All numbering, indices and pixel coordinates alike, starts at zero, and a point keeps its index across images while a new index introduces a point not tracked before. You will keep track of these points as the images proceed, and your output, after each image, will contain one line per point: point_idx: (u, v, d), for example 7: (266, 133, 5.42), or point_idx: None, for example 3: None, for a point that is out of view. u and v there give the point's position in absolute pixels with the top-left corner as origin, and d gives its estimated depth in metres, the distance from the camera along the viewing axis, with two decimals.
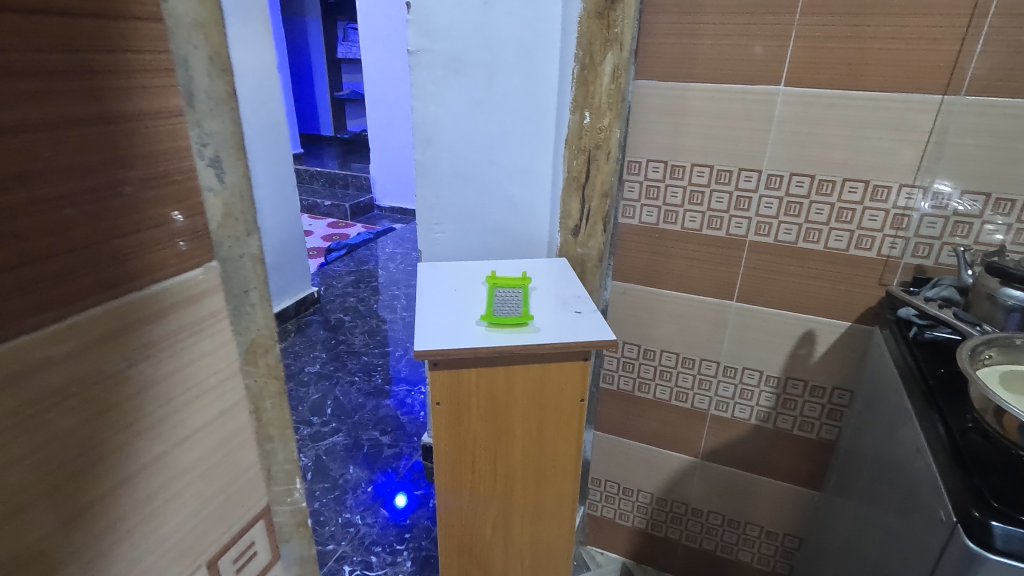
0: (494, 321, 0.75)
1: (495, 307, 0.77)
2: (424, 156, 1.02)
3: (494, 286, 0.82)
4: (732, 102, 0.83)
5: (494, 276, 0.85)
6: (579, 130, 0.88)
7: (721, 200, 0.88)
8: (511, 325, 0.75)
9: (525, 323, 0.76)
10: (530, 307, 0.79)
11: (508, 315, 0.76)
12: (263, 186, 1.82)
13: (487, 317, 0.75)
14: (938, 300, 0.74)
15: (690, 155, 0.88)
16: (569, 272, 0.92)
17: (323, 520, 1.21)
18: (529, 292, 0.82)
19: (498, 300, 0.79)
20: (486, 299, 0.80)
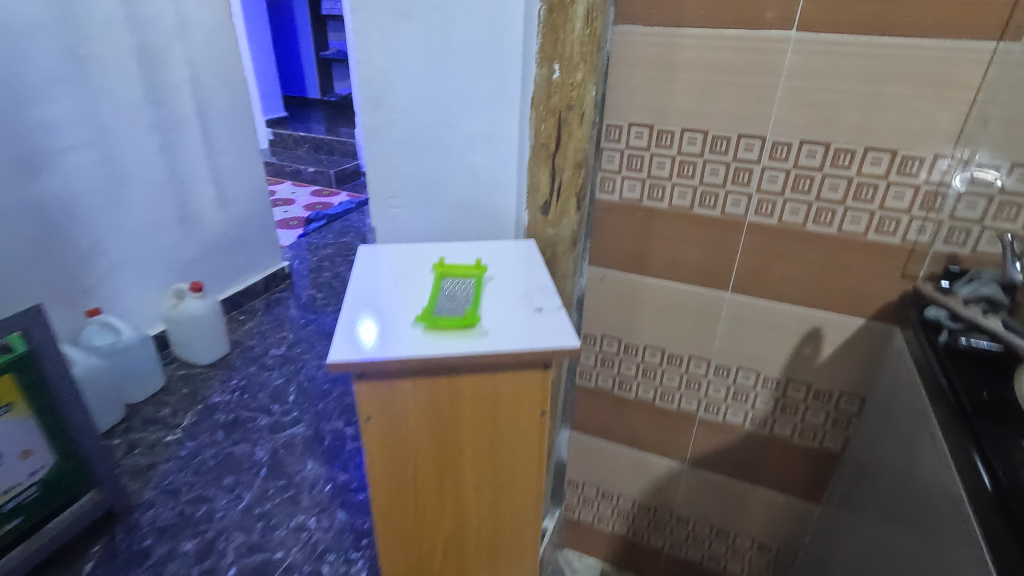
0: (430, 324, 0.61)
1: (437, 309, 0.63)
2: (372, 119, 0.86)
3: (441, 281, 0.69)
4: (731, 52, 0.67)
5: (443, 267, 0.72)
6: (547, 87, 0.73)
7: (716, 172, 0.73)
8: (453, 330, 0.61)
9: (475, 330, 0.61)
10: (482, 307, 0.65)
11: (452, 316, 0.62)
12: (223, 153, 1.66)
13: (424, 319, 0.61)
14: (980, 301, 0.61)
15: (680, 118, 0.73)
16: (539, 262, 0.79)
17: (274, 523, 1.11)
18: (484, 287, 0.69)
19: (442, 300, 0.65)
20: (428, 297, 0.66)
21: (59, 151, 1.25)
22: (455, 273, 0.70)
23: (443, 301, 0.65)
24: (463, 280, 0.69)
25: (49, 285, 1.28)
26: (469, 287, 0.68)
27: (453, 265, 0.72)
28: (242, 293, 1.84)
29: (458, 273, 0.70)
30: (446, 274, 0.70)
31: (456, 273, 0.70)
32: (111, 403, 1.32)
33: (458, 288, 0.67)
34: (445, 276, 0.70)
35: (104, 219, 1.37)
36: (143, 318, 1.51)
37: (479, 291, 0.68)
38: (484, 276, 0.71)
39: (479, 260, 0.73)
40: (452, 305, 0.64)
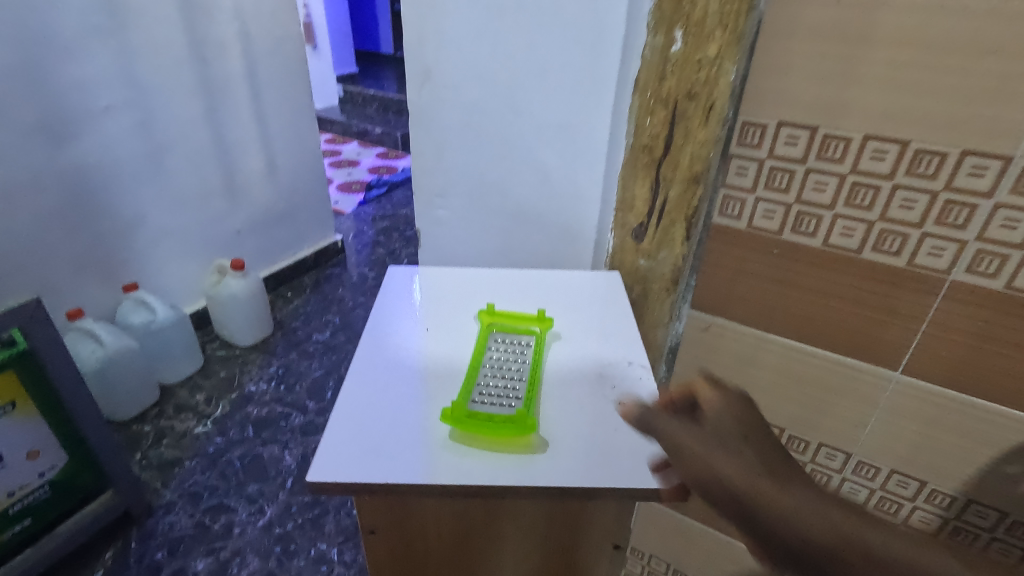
0: (464, 426, 0.42)
1: (478, 399, 0.45)
2: (421, 96, 0.69)
3: (486, 348, 0.51)
4: (978, 17, 0.40)
5: (489, 326, 0.54)
6: (662, 64, 0.51)
7: (911, 205, 0.48)
8: (500, 438, 0.42)
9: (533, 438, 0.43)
10: (539, 396, 0.47)
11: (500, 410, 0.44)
12: (273, 116, 1.52)
13: (457, 416, 0.43)
14: None
15: (864, 120, 0.47)
16: (626, 314, 0.58)
17: (293, 550, 0.99)
18: (545, 362, 0.51)
19: (485, 382, 0.47)
20: (467, 373, 0.48)
21: (92, 113, 1.14)
22: (505, 338, 0.53)
23: (487, 385, 0.47)
24: (515, 349, 0.51)
25: (83, 258, 1.20)
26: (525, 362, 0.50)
27: (502, 323, 0.55)
28: (291, 269, 1.73)
29: (508, 338, 0.53)
30: (494, 338, 0.53)
31: (506, 337, 0.53)
32: (143, 386, 1.25)
33: (508, 364, 0.49)
34: (491, 342, 0.52)
35: (143, 187, 1.27)
36: (185, 293, 1.43)
37: (539, 369, 0.50)
38: (545, 344, 0.53)
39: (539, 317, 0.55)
40: (502, 394, 0.46)
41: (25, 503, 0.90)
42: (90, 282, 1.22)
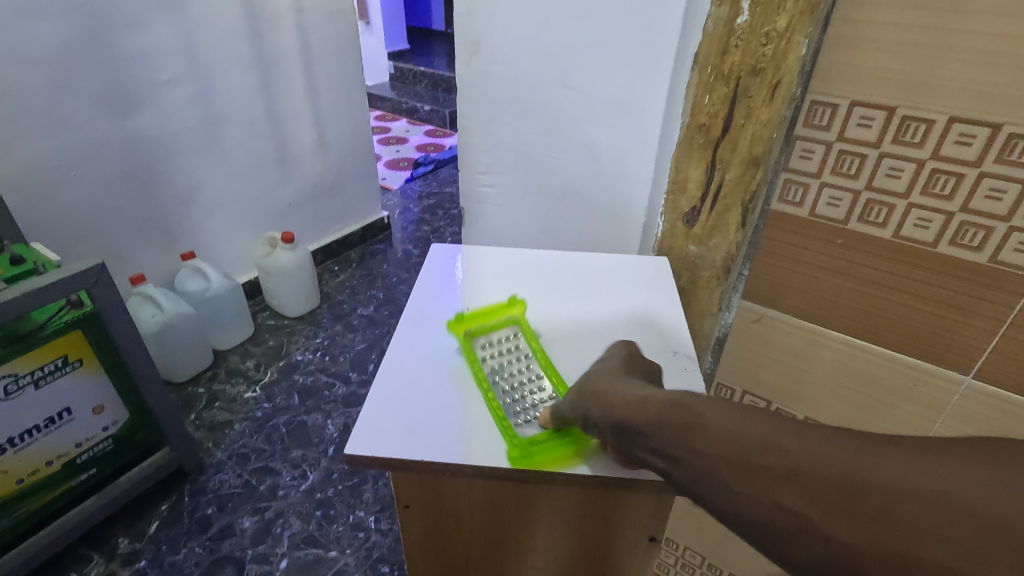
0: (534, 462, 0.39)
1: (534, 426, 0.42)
2: (469, 69, 0.67)
3: (484, 369, 0.46)
4: None
5: (466, 342, 0.49)
6: (726, 38, 0.47)
7: (998, 195, 0.44)
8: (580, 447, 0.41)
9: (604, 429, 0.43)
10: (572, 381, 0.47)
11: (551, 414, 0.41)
12: (325, 91, 1.54)
13: (523, 452, 0.39)
14: None
15: (951, 100, 0.43)
16: (672, 304, 0.56)
17: (332, 515, 1.03)
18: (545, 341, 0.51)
19: (518, 404, 0.44)
20: (491, 402, 0.43)
21: (155, 85, 1.18)
22: (487, 346, 0.49)
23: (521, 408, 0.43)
24: (506, 350, 0.48)
25: (144, 226, 1.25)
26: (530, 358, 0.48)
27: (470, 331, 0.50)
28: (338, 243, 1.77)
29: (492, 343, 0.49)
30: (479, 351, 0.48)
31: (488, 343, 0.49)
32: (198, 350, 1.30)
33: (516, 372, 0.47)
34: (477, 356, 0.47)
35: (201, 158, 1.31)
36: (237, 262, 1.48)
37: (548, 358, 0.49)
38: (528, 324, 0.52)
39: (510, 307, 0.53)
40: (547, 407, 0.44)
41: (90, 453, 0.96)
42: (150, 248, 1.28)
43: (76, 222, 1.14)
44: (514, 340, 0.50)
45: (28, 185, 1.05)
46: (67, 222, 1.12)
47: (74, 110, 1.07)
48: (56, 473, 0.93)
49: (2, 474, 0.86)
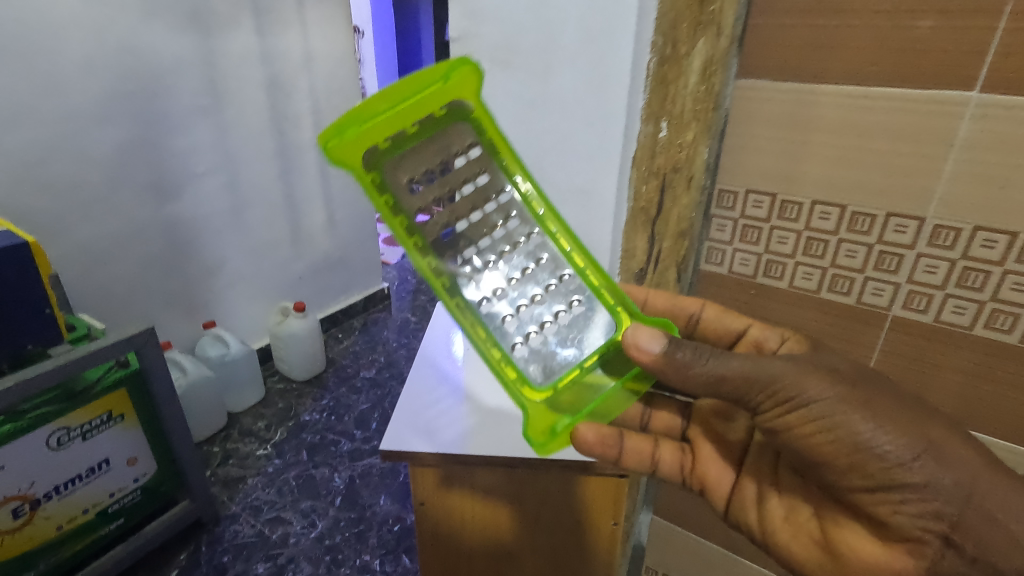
0: (553, 441, 0.50)
1: (527, 316, 0.51)
2: None
3: (445, 254, 0.47)
4: (885, 114, 0.55)
5: (390, 204, 0.43)
6: (652, 146, 0.64)
7: (853, 255, 0.61)
8: (602, 340, 0.53)
9: (611, 297, 0.53)
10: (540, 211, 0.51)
11: (649, 361, 0.48)
12: (335, 178, 1.74)
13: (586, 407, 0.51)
14: None
15: (812, 187, 0.61)
16: (684, 306, 0.67)
17: (340, 559, 1.11)
18: (503, 136, 0.47)
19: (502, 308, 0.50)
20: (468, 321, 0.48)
21: (191, 176, 1.36)
22: (429, 198, 0.45)
23: (506, 291, 0.50)
24: (456, 201, 0.46)
25: (171, 298, 1.40)
26: (485, 194, 0.48)
27: (384, 174, 0.43)
28: (342, 312, 1.92)
29: (434, 189, 0.45)
30: (420, 217, 0.45)
31: (426, 189, 0.44)
32: (215, 411, 1.42)
33: (476, 232, 0.48)
34: (423, 230, 0.45)
35: (226, 238, 1.48)
36: (251, 330, 1.62)
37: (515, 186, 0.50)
38: (468, 113, 0.45)
39: (439, 101, 0.42)
40: (531, 282, 0.51)
41: (120, 503, 1.05)
42: (176, 318, 1.42)
43: (115, 295, 1.29)
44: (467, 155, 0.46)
45: (79, 263, 1.21)
46: (106, 294, 1.27)
47: (123, 199, 1.25)
48: (90, 521, 1.02)
49: (45, 521, 0.95)
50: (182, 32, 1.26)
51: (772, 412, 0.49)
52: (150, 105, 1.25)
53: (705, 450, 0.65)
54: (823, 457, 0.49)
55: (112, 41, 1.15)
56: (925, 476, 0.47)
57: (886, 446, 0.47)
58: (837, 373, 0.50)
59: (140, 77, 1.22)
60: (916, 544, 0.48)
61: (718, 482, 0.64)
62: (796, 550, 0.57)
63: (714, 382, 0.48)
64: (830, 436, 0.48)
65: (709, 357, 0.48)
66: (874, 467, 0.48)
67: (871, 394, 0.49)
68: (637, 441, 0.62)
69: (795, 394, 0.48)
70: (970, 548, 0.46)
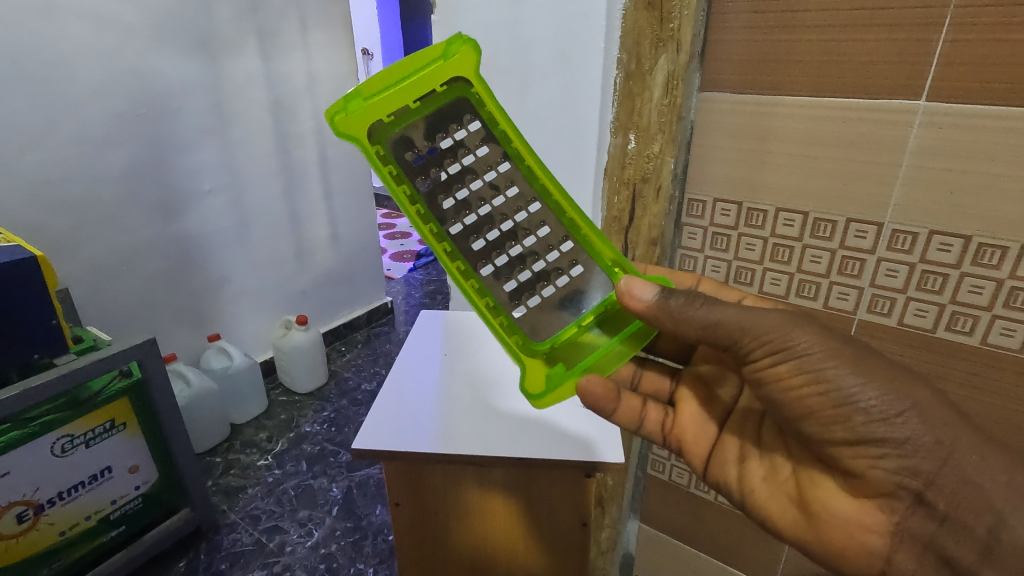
0: (548, 394, 0.52)
1: (531, 282, 0.52)
2: None
3: (447, 223, 0.48)
4: (840, 123, 0.58)
5: (393, 173, 0.46)
6: (622, 157, 0.67)
7: (818, 260, 0.64)
8: (600, 299, 0.54)
9: (608, 256, 0.54)
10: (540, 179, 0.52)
11: (641, 309, 0.48)
12: (338, 195, 1.79)
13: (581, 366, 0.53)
14: None
15: (774, 195, 0.64)
16: (679, 282, 0.66)
17: (335, 567, 1.13)
18: (501, 108, 0.48)
19: (502, 273, 0.51)
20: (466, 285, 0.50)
21: (199, 194, 1.42)
22: (430, 169, 0.48)
23: (507, 256, 0.51)
24: (455, 172, 0.48)
25: (179, 311, 1.44)
26: (485, 164, 0.49)
27: (389, 147, 0.47)
28: (345, 325, 1.95)
29: (434, 161, 0.48)
30: (422, 186, 0.48)
31: (427, 160, 0.47)
32: (217, 422, 1.45)
33: (477, 202, 0.50)
34: (426, 199, 0.48)
35: (232, 254, 1.53)
36: (256, 343, 1.66)
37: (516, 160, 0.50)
38: (466, 89, 0.48)
39: (439, 78, 0.46)
40: (534, 250, 0.52)
41: (122, 510, 1.08)
42: (182, 331, 1.47)
43: (122, 310, 1.33)
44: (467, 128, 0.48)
45: (89, 278, 1.25)
46: (116, 308, 1.32)
47: (132, 217, 1.30)
48: (92, 527, 1.05)
49: (49, 526, 0.98)
50: (191, 58, 1.33)
51: (761, 358, 0.47)
52: (159, 126, 1.30)
53: (688, 411, 0.61)
54: (809, 410, 0.47)
55: (124, 67, 1.22)
56: (909, 432, 0.44)
57: (872, 401, 0.44)
58: (830, 329, 0.47)
59: (151, 101, 1.28)
60: (887, 499, 0.47)
61: (697, 441, 0.60)
62: (773, 508, 0.55)
63: (707, 329, 0.47)
64: (818, 388, 0.46)
65: (702, 303, 0.47)
66: (859, 421, 0.45)
67: (863, 351, 0.46)
68: (629, 397, 0.59)
69: (787, 344, 0.46)
70: (941, 506, 0.44)
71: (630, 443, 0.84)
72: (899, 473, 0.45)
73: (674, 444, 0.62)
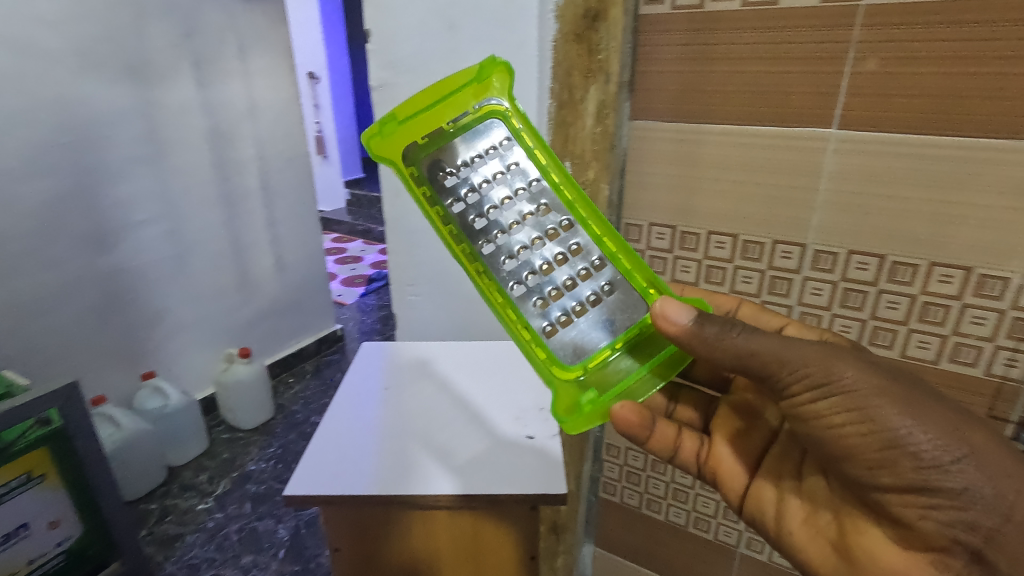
0: (578, 421, 0.47)
1: (563, 303, 0.49)
2: (394, 210, 0.82)
3: (473, 235, 0.48)
4: (764, 150, 0.61)
5: (425, 193, 0.48)
6: None
7: (750, 280, 0.68)
8: (635, 324, 0.49)
9: (643, 278, 0.50)
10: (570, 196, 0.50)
11: (675, 333, 0.44)
12: (283, 223, 1.75)
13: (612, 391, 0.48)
14: None
15: (706, 220, 0.67)
16: (717, 305, 0.65)
17: None
18: (530, 126, 0.50)
19: (532, 293, 0.48)
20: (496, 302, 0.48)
21: (131, 225, 1.34)
22: (460, 186, 0.49)
23: (538, 278, 0.49)
24: (488, 191, 0.49)
25: (110, 349, 1.36)
26: (518, 184, 0.49)
27: (423, 169, 0.49)
28: (293, 356, 1.88)
29: (464, 179, 0.49)
30: (454, 206, 0.48)
31: (459, 180, 0.49)
32: (152, 467, 1.37)
33: (509, 222, 0.49)
34: (458, 218, 0.48)
35: (169, 287, 1.46)
36: (196, 379, 1.58)
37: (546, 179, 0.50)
38: (498, 111, 0.50)
39: (472, 100, 0.49)
40: (563, 268, 0.49)
41: (41, 570, 1.00)
42: (114, 370, 1.38)
43: (43, 352, 1.24)
44: (498, 148, 0.50)
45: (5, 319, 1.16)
46: (37, 350, 1.23)
47: (56, 251, 1.22)
48: None
49: None
50: (121, 84, 1.27)
51: (806, 395, 0.45)
52: (86, 156, 1.23)
53: (723, 444, 0.62)
54: (851, 452, 0.45)
55: (46, 94, 1.15)
56: (965, 482, 0.42)
57: (923, 445, 0.42)
58: (876, 365, 0.46)
59: (76, 129, 1.21)
60: (940, 555, 0.44)
61: (732, 475, 0.61)
62: (812, 551, 0.54)
63: (743, 357, 0.45)
64: (864, 428, 0.44)
65: (739, 330, 0.45)
66: (908, 467, 0.43)
67: (914, 392, 0.44)
68: (664, 426, 0.61)
69: (832, 381, 0.44)
70: (1002, 566, 0.42)
71: (580, 468, 0.83)
72: (953, 526, 0.43)
73: (709, 476, 0.62)
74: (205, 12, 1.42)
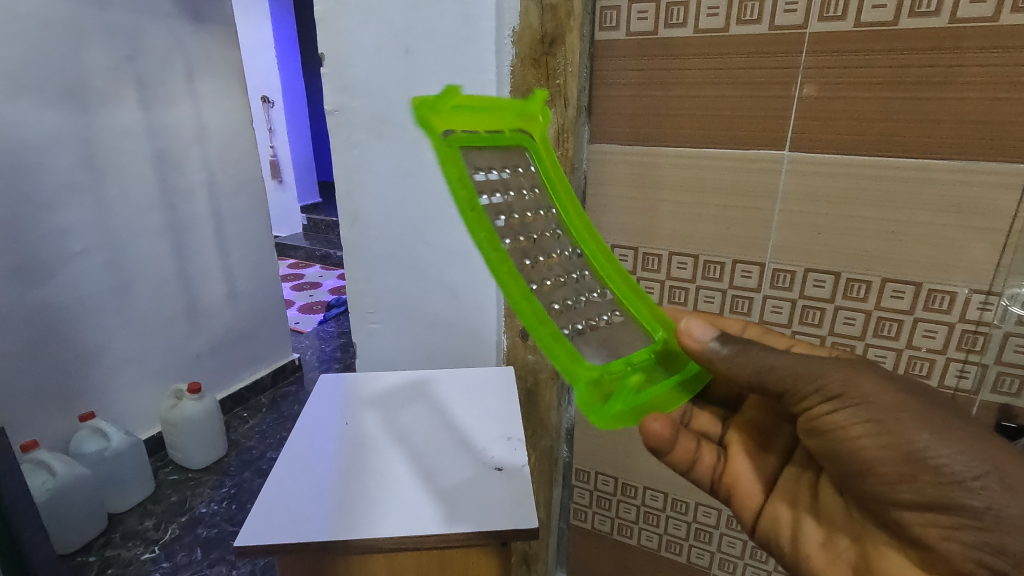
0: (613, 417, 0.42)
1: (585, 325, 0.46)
2: (351, 235, 0.79)
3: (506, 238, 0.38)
4: (719, 173, 0.62)
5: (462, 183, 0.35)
6: None
7: (711, 299, 0.68)
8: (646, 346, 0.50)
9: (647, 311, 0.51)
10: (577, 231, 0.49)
11: (697, 350, 0.45)
12: (235, 250, 1.68)
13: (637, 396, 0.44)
14: None
15: (667, 240, 0.68)
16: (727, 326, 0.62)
17: None
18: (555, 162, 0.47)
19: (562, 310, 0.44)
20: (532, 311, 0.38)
21: (67, 256, 1.26)
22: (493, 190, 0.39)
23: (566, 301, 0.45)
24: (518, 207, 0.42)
25: (43, 389, 1.26)
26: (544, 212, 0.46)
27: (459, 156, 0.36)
28: (248, 389, 1.80)
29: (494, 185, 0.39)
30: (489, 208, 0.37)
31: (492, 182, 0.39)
32: (92, 516, 1.27)
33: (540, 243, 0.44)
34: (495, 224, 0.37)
35: (109, 321, 1.37)
36: (140, 418, 1.48)
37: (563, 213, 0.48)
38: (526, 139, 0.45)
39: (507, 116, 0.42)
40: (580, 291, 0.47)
41: None
42: (47, 412, 1.28)
43: None
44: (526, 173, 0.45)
45: None
46: None
47: None
48: None
49: None
50: (58, 108, 1.21)
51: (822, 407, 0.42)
52: (18, 184, 1.16)
53: (739, 457, 0.58)
54: (867, 465, 0.41)
55: None
56: (990, 501, 0.37)
57: (945, 459, 0.38)
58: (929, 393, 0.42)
59: (7, 154, 1.13)
60: None
61: (747, 494, 0.57)
62: None
63: (762, 374, 0.43)
64: (881, 440, 0.40)
65: (759, 348, 0.44)
66: (928, 481, 0.39)
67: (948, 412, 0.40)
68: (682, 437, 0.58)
69: (848, 391, 0.41)
70: None
71: (550, 496, 0.81)
72: None
73: (724, 492, 0.59)
74: (149, 35, 1.37)
